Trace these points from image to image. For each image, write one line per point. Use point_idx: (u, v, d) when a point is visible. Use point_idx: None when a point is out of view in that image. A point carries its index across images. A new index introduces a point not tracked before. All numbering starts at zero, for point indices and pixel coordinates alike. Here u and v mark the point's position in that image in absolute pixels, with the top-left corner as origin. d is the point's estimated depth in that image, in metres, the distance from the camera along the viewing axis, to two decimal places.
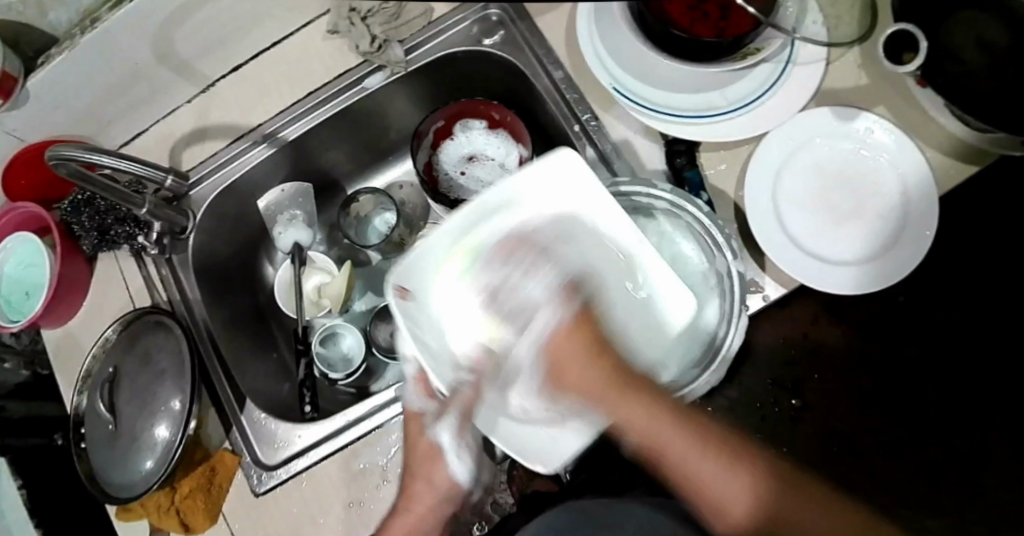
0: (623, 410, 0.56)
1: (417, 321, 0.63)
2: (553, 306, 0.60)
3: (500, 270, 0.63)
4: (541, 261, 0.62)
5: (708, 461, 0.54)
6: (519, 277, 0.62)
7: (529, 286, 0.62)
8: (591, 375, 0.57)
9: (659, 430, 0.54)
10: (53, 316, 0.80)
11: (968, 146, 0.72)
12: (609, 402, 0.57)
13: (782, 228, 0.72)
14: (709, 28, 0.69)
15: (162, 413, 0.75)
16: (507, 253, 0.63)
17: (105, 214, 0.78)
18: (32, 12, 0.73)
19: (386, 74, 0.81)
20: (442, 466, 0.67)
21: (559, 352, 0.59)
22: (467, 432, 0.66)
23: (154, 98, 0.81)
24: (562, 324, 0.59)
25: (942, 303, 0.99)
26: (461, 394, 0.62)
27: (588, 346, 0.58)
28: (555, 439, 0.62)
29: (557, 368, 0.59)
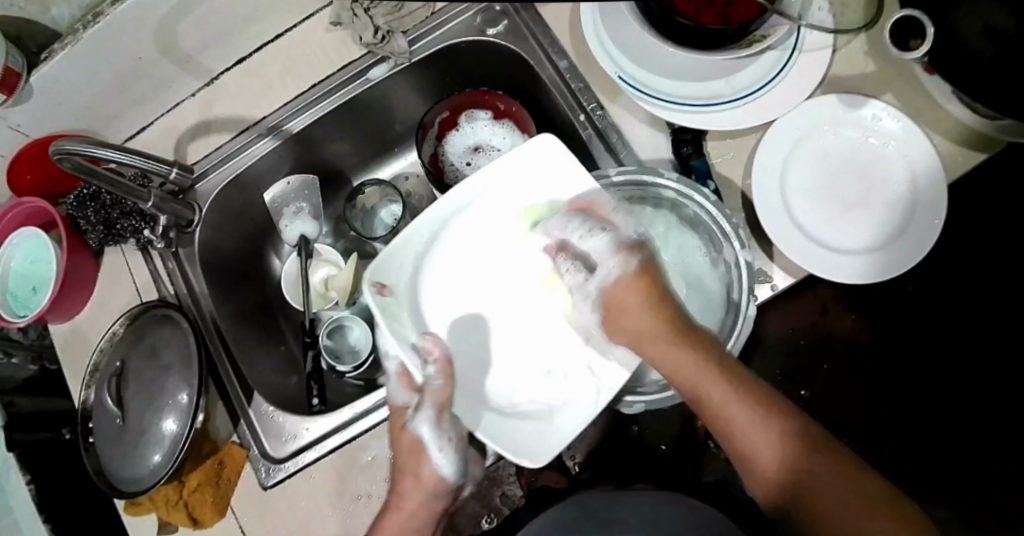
0: (674, 362, 0.65)
1: (395, 315, 0.67)
2: (616, 260, 0.68)
3: (565, 222, 0.68)
4: (609, 220, 0.67)
5: (748, 419, 0.63)
6: (589, 232, 0.67)
7: (589, 241, 0.68)
8: (643, 322, 0.66)
9: (713, 387, 0.63)
10: (60, 311, 0.80)
11: (976, 132, 0.72)
12: (666, 356, 0.65)
13: (790, 217, 0.72)
14: (714, 16, 0.69)
15: (168, 407, 0.75)
16: (574, 213, 0.68)
17: (111, 207, 0.78)
18: (34, 7, 0.73)
19: (390, 66, 0.81)
20: (426, 461, 0.68)
21: (624, 297, 0.68)
22: (445, 421, 0.67)
23: (158, 92, 0.81)
24: (625, 279, 0.68)
25: (949, 292, 0.99)
26: (434, 387, 0.65)
27: (643, 297, 0.67)
28: (542, 433, 0.67)
29: (617, 306, 0.68)
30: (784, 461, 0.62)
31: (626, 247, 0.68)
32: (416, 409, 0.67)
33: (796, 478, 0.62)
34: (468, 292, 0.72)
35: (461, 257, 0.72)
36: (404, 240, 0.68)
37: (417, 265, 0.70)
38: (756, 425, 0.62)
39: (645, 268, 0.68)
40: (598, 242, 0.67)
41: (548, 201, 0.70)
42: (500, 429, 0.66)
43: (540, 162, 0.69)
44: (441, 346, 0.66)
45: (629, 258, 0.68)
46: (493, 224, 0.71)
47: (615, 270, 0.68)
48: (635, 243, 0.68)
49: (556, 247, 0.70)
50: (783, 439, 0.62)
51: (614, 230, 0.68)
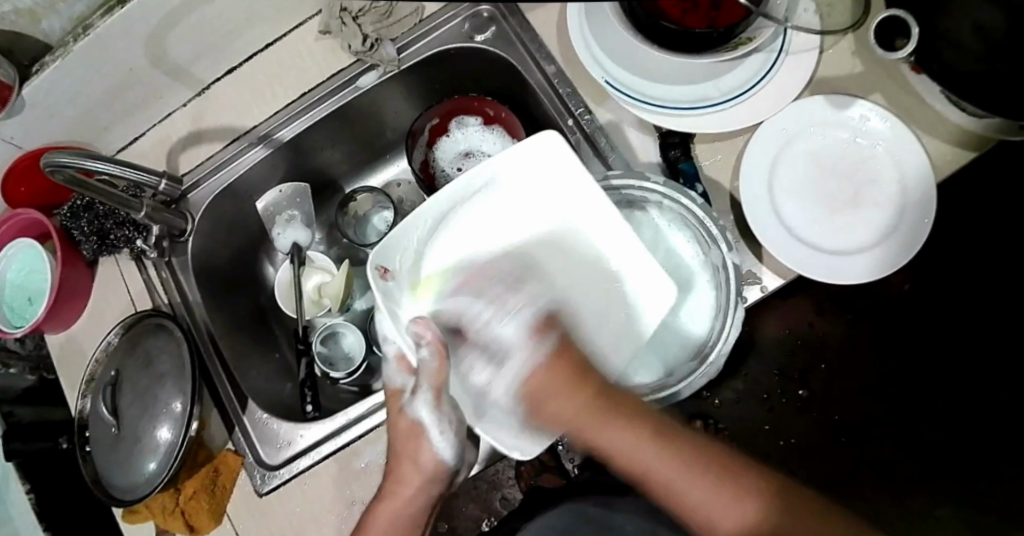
0: (602, 435, 0.62)
1: (397, 302, 0.64)
2: (527, 345, 0.65)
3: (466, 307, 0.66)
4: (517, 287, 0.66)
5: (699, 486, 0.60)
6: (494, 313, 0.66)
7: (502, 326, 0.66)
8: (572, 407, 0.62)
9: (645, 455, 0.61)
10: (56, 322, 0.81)
11: (964, 133, 0.72)
12: (602, 440, 0.62)
13: (779, 220, 0.72)
14: (700, 19, 0.69)
15: (163, 415, 0.76)
16: (473, 288, 0.66)
17: (105, 218, 0.79)
18: (25, 21, 0.74)
19: (379, 73, 0.81)
20: (425, 443, 0.69)
21: (546, 391, 0.63)
22: (445, 404, 0.66)
23: (149, 103, 0.82)
24: (543, 359, 0.63)
25: (945, 290, 0.99)
26: (428, 367, 0.63)
27: (567, 376, 0.63)
28: (533, 431, 0.64)
29: (534, 395, 0.63)
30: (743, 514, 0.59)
31: (540, 321, 0.66)
32: (412, 393, 0.68)
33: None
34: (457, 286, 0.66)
35: (464, 249, 0.67)
36: (409, 223, 0.63)
37: (420, 249, 0.65)
38: (702, 493, 0.60)
39: (559, 345, 0.64)
40: (510, 326, 0.66)
41: (557, 195, 0.65)
42: (494, 426, 0.64)
43: (552, 160, 0.63)
44: (434, 328, 0.62)
45: (542, 341, 0.64)
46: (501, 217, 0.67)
47: (527, 357, 0.64)
48: (546, 314, 0.66)
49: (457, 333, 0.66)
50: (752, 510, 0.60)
51: (519, 311, 0.66)
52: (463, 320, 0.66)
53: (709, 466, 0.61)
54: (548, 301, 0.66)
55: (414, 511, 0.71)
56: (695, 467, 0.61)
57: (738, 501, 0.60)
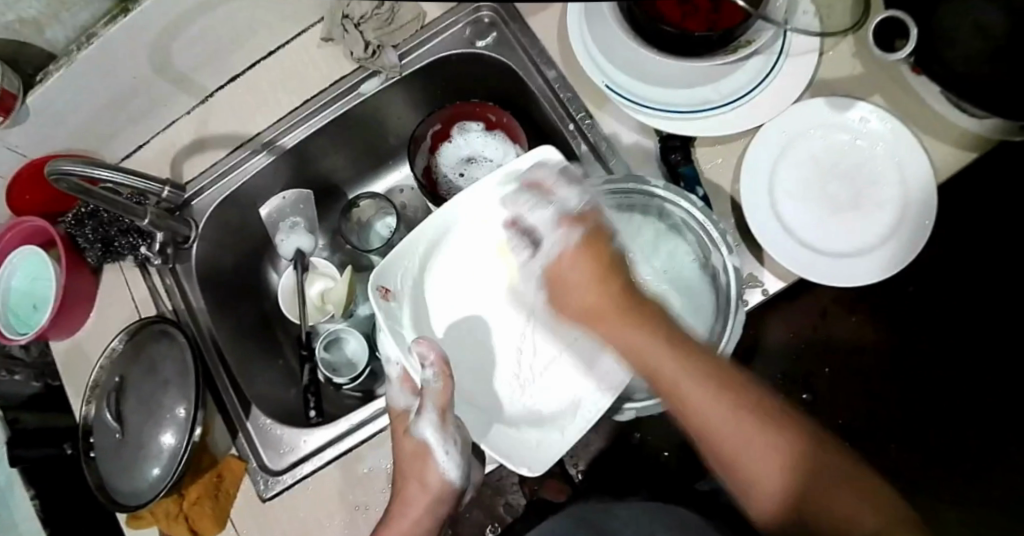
0: (641, 345, 0.60)
1: (398, 318, 0.70)
2: (559, 232, 0.66)
3: (516, 198, 0.68)
4: (553, 195, 0.66)
5: (742, 434, 0.56)
6: (536, 204, 0.67)
7: (538, 212, 0.67)
8: (598, 297, 0.63)
9: (687, 383, 0.57)
10: (59, 329, 0.81)
11: (965, 131, 0.72)
12: (643, 352, 0.60)
13: (779, 221, 0.72)
14: (700, 22, 0.70)
15: (168, 420, 0.76)
16: (522, 191, 0.67)
17: (109, 226, 0.79)
18: (29, 30, 0.75)
19: (382, 79, 0.82)
20: (432, 463, 0.68)
21: (569, 272, 0.65)
22: (450, 423, 0.68)
23: (153, 111, 0.83)
24: (572, 247, 0.65)
25: (949, 292, 0.98)
26: (431, 388, 0.66)
27: (595, 269, 0.63)
28: (537, 442, 0.68)
29: (557, 283, 0.66)
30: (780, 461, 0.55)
31: (570, 218, 0.65)
32: (418, 415, 0.68)
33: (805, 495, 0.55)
34: (465, 296, 0.74)
35: (458, 268, 0.74)
36: (407, 246, 0.70)
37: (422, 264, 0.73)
38: (746, 437, 0.56)
39: (589, 237, 0.64)
40: (544, 214, 0.67)
41: None
42: (496, 442, 0.68)
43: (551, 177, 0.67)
44: (436, 348, 0.66)
45: (573, 231, 0.65)
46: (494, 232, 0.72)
47: (560, 244, 0.65)
48: (579, 214, 0.65)
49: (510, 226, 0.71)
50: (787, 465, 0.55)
51: (559, 203, 0.65)
52: (515, 213, 0.69)
53: (753, 409, 0.57)
54: (586, 197, 0.66)
55: (418, 533, 0.69)
56: (738, 408, 0.57)
57: (783, 449, 0.55)
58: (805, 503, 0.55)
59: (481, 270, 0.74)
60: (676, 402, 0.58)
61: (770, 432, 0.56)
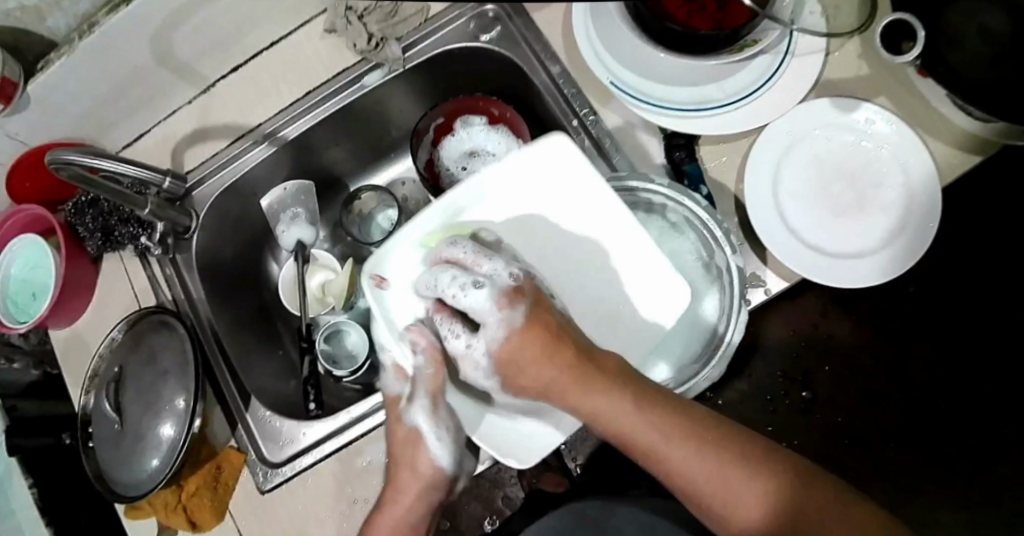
0: (606, 413, 0.59)
1: (393, 308, 0.68)
2: (499, 313, 0.59)
3: (435, 276, 0.61)
4: (483, 265, 0.60)
5: (715, 475, 0.58)
6: (462, 286, 0.60)
7: (469, 293, 0.60)
8: (549, 375, 0.59)
9: (659, 441, 0.58)
10: (58, 318, 0.81)
11: (969, 134, 0.72)
12: (612, 420, 0.59)
13: (783, 221, 0.72)
14: (706, 20, 0.69)
15: (166, 411, 0.76)
16: (443, 266, 0.61)
17: (109, 215, 0.79)
18: (30, 18, 0.75)
19: (384, 72, 0.81)
20: (424, 451, 0.69)
21: (513, 358, 0.60)
22: (440, 411, 0.68)
23: (154, 101, 0.82)
24: (515, 328, 0.59)
25: (948, 294, 0.99)
26: (425, 370, 0.66)
27: (541, 347, 0.59)
28: (530, 438, 0.66)
29: (511, 373, 0.61)
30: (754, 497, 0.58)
31: (509, 293, 0.60)
32: (410, 400, 0.68)
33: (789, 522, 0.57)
34: None
35: None
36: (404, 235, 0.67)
37: None
38: (720, 480, 0.58)
39: (530, 314, 0.59)
40: (480, 297, 0.59)
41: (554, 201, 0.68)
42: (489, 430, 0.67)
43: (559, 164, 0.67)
44: (428, 336, 0.65)
45: (514, 310, 0.59)
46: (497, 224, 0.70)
47: (501, 324, 0.59)
48: (516, 287, 0.60)
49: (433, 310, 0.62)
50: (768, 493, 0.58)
51: (489, 277, 0.60)
52: (438, 296, 0.61)
53: (724, 450, 0.58)
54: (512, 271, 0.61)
55: (410, 522, 0.70)
56: (710, 455, 0.58)
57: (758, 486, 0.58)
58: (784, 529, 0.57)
59: None
60: (650, 459, 0.59)
61: (742, 473, 0.58)
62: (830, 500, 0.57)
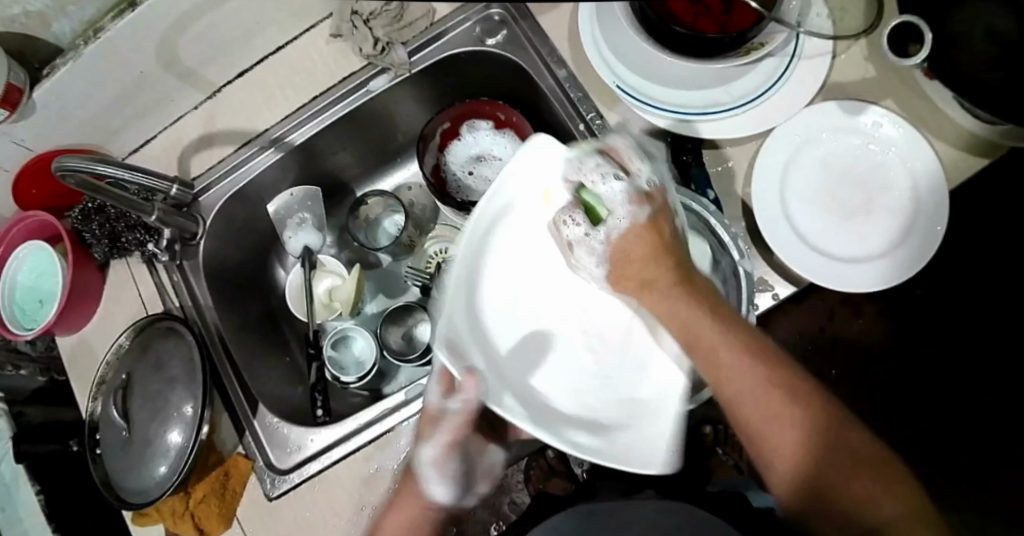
0: (690, 325, 0.60)
1: (462, 349, 0.63)
2: (629, 206, 0.65)
3: (584, 158, 0.66)
4: (627, 163, 0.65)
5: (776, 409, 0.56)
6: (601, 176, 0.66)
7: (606, 183, 0.66)
8: (651, 268, 0.63)
9: (727, 353, 0.58)
10: (67, 324, 0.81)
11: (976, 136, 0.72)
12: (688, 326, 0.61)
13: (791, 226, 0.72)
14: (712, 23, 0.69)
15: (174, 418, 0.76)
16: (581, 161, 0.66)
17: (116, 221, 0.80)
18: (36, 23, 0.75)
19: (390, 77, 0.81)
20: (421, 487, 0.65)
21: (630, 246, 0.65)
22: (447, 454, 0.64)
23: (160, 106, 0.82)
24: (641, 221, 0.64)
25: (956, 295, 0.98)
26: (453, 416, 0.63)
27: (659, 241, 0.63)
28: (648, 441, 0.61)
29: (624, 265, 0.66)
30: (799, 442, 0.56)
31: (643, 191, 0.65)
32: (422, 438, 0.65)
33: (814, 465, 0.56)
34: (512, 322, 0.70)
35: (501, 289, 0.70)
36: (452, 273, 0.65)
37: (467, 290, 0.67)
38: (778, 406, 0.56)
39: (661, 213, 0.64)
40: (617, 188, 0.65)
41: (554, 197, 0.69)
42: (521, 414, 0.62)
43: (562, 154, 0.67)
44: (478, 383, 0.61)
45: (641, 207, 0.64)
46: (523, 239, 0.71)
47: (628, 219, 0.65)
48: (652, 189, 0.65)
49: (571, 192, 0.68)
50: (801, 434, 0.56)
51: (630, 179, 0.65)
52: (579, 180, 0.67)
53: (790, 385, 0.57)
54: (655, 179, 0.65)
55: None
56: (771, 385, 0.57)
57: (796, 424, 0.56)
58: (826, 471, 0.55)
59: (526, 281, 0.71)
60: (714, 372, 0.59)
61: (800, 419, 0.56)
62: (869, 467, 0.55)
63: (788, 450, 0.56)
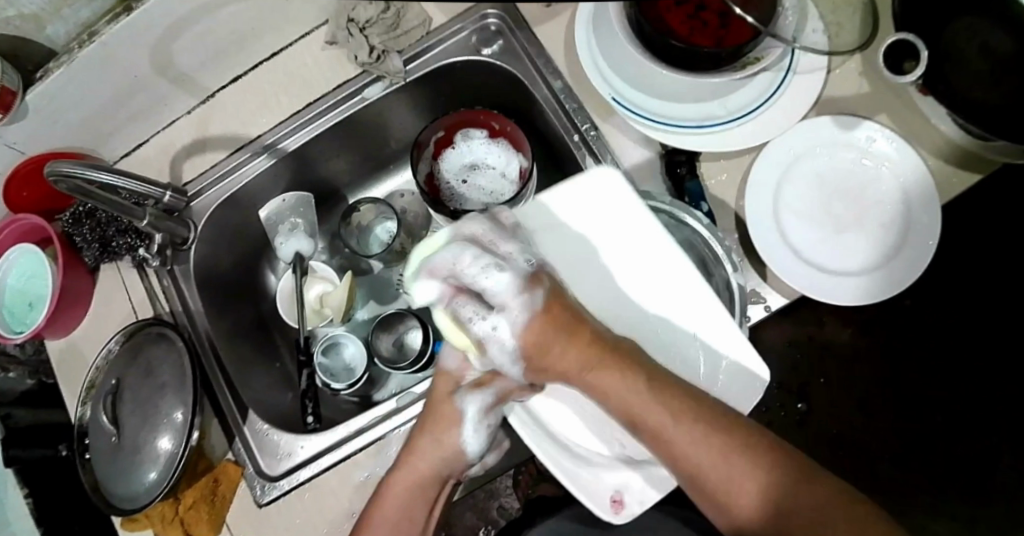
0: (615, 398, 0.58)
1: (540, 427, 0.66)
2: (519, 297, 0.60)
3: (455, 253, 0.62)
4: (504, 252, 0.62)
5: (717, 466, 0.55)
6: (484, 267, 0.61)
7: (491, 277, 0.61)
8: (571, 356, 0.59)
9: (670, 427, 0.56)
10: (56, 328, 0.80)
11: (970, 152, 0.72)
12: (629, 408, 0.58)
13: (784, 239, 0.72)
14: (708, 37, 0.69)
15: (164, 425, 0.75)
16: (460, 243, 0.62)
17: (106, 226, 0.79)
18: (30, 26, 0.74)
19: (385, 85, 0.81)
20: (456, 432, 0.66)
21: (542, 336, 0.59)
22: (494, 414, 0.66)
23: (153, 110, 0.82)
24: (534, 310, 0.60)
25: (946, 308, 0.99)
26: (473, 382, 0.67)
27: (560, 329, 0.59)
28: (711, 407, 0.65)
29: (539, 357, 0.60)
30: (768, 502, 0.54)
31: (528, 277, 0.61)
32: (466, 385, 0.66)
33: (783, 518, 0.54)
34: None
35: None
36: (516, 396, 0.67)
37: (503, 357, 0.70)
38: (725, 467, 0.55)
39: (549, 298, 0.60)
40: (501, 280, 0.60)
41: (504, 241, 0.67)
42: (579, 478, 0.64)
43: (443, 263, 0.63)
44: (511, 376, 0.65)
45: (533, 294, 0.60)
46: None
47: (523, 306, 0.60)
48: (533, 273, 0.61)
49: (451, 296, 0.63)
50: (767, 489, 0.54)
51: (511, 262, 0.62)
52: (447, 275, 0.62)
53: (734, 442, 0.55)
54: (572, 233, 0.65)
55: (410, 503, 0.66)
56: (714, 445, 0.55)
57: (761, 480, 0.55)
58: (794, 509, 0.53)
59: None
60: (662, 446, 0.57)
61: (762, 483, 0.54)
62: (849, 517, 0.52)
63: (752, 512, 0.54)
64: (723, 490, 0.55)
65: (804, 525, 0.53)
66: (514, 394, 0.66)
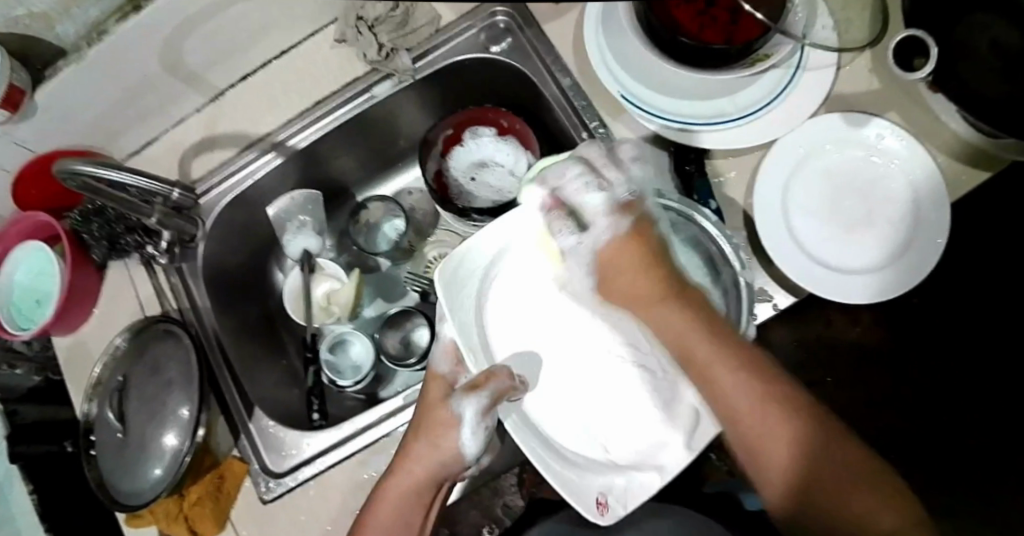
0: (679, 332, 0.62)
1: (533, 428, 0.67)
2: (611, 221, 0.64)
3: (562, 169, 0.64)
4: (610, 177, 0.64)
5: (763, 417, 0.58)
6: (586, 190, 0.63)
7: (591, 200, 0.64)
8: (644, 280, 0.63)
9: (720, 367, 0.60)
10: (64, 325, 0.81)
11: (981, 150, 0.71)
12: (682, 340, 0.62)
13: (792, 236, 0.71)
14: (718, 33, 0.69)
15: (170, 421, 0.75)
16: (564, 166, 0.64)
17: (114, 223, 0.79)
18: (40, 25, 0.75)
19: (394, 81, 0.81)
20: (454, 434, 0.66)
21: (612, 265, 0.64)
22: (490, 416, 0.65)
23: (162, 108, 0.82)
24: (620, 237, 0.64)
25: (958, 309, 0.98)
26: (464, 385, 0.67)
27: (642, 255, 0.63)
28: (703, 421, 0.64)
29: (613, 278, 0.65)
30: (798, 460, 0.57)
31: (624, 207, 0.64)
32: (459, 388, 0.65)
33: (810, 474, 0.57)
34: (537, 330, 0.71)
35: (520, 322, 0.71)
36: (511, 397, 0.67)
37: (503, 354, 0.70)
38: (763, 416, 0.58)
39: (640, 231, 0.64)
40: (598, 205, 0.64)
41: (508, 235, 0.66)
42: (568, 479, 0.61)
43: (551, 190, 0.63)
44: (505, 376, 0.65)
45: (622, 220, 0.64)
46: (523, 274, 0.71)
47: (609, 232, 0.64)
48: (629, 203, 0.64)
49: (549, 214, 0.64)
50: (800, 445, 0.57)
51: (613, 190, 0.64)
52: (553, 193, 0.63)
53: (773, 393, 0.59)
54: (631, 188, 0.65)
55: (409, 502, 0.66)
56: (755, 392, 0.59)
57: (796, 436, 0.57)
58: (818, 470, 0.57)
59: (540, 312, 0.71)
60: (708, 386, 0.60)
61: (797, 437, 0.57)
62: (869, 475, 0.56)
63: (785, 469, 0.57)
64: (764, 440, 0.58)
65: (830, 484, 0.56)
66: (507, 394, 0.65)
